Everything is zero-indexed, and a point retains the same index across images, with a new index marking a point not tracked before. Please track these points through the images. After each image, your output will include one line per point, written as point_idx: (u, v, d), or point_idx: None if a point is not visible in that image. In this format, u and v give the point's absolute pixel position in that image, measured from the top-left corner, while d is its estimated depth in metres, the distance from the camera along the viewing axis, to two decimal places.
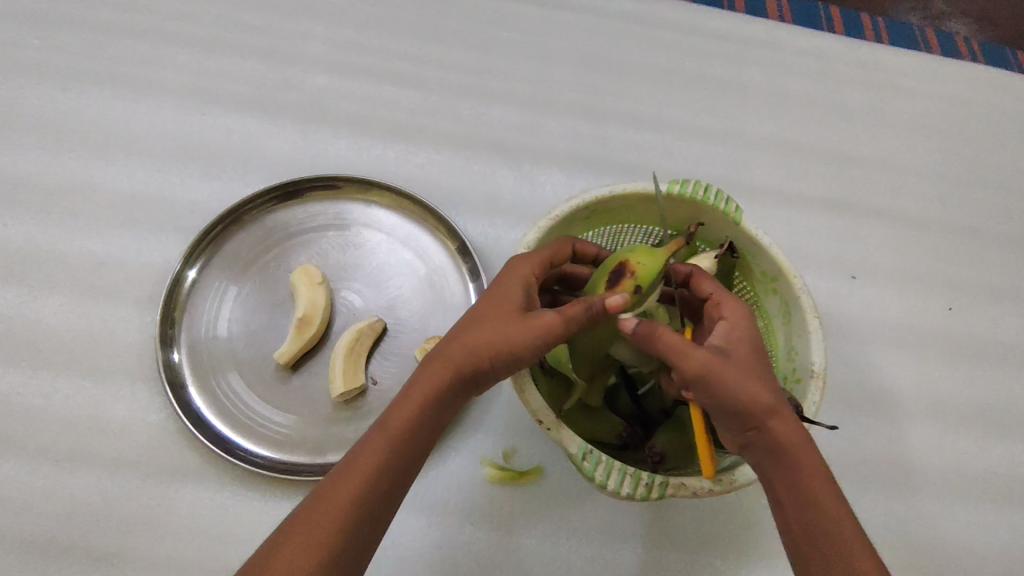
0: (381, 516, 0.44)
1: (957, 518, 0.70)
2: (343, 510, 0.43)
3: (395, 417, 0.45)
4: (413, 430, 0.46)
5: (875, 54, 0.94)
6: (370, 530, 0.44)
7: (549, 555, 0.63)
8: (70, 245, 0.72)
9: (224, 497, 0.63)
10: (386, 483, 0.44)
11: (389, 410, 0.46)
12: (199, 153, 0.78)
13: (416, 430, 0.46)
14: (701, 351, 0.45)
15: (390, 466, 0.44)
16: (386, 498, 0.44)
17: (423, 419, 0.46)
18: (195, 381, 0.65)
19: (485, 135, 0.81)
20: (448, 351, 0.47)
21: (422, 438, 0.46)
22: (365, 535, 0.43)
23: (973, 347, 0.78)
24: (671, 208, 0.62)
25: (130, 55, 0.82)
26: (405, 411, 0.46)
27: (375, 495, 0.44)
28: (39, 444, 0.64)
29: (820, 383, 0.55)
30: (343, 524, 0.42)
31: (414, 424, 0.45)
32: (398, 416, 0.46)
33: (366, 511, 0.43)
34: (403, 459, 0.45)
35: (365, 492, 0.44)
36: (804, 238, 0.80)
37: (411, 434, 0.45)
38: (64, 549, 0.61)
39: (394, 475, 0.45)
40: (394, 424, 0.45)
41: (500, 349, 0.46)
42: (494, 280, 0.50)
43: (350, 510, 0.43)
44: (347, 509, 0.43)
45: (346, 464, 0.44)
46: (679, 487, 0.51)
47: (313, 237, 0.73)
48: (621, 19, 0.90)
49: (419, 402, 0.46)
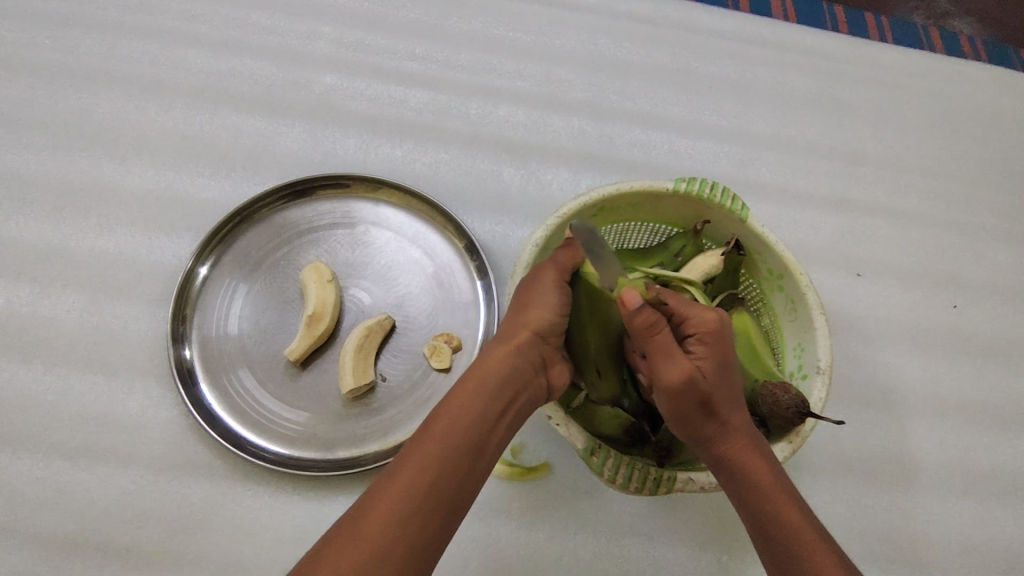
0: (437, 521, 0.43)
1: (961, 514, 0.70)
2: (394, 511, 0.42)
3: (441, 418, 0.47)
4: (461, 428, 0.46)
5: (879, 53, 0.94)
6: (427, 535, 0.42)
7: (557, 549, 0.64)
8: (82, 243, 0.73)
9: (235, 492, 0.64)
10: (437, 484, 0.44)
11: (432, 413, 0.48)
12: (208, 152, 0.78)
13: (466, 426, 0.47)
14: (684, 359, 0.47)
15: (441, 465, 0.44)
16: (441, 500, 0.44)
17: (471, 413, 0.47)
18: (207, 378, 0.66)
19: (491, 133, 0.82)
20: (492, 348, 0.51)
21: (476, 435, 0.47)
22: (425, 541, 0.42)
23: (978, 345, 0.79)
24: (678, 205, 0.63)
25: (139, 55, 0.83)
26: (453, 407, 0.47)
27: (429, 496, 0.43)
28: (53, 440, 0.65)
29: (826, 379, 0.56)
30: (396, 526, 0.42)
31: (464, 414, 0.47)
32: (443, 415, 0.47)
33: (419, 513, 0.43)
34: (456, 452, 0.45)
35: (416, 493, 0.43)
36: (809, 236, 0.81)
37: (462, 425, 0.46)
38: (78, 543, 0.61)
39: (444, 475, 0.44)
40: (440, 425, 0.46)
41: (539, 309, 0.52)
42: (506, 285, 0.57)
43: (399, 516, 0.42)
44: (398, 511, 0.42)
45: (391, 475, 0.44)
46: (688, 482, 0.52)
47: (322, 236, 0.73)
48: (627, 19, 0.91)
49: (467, 398, 0.48)
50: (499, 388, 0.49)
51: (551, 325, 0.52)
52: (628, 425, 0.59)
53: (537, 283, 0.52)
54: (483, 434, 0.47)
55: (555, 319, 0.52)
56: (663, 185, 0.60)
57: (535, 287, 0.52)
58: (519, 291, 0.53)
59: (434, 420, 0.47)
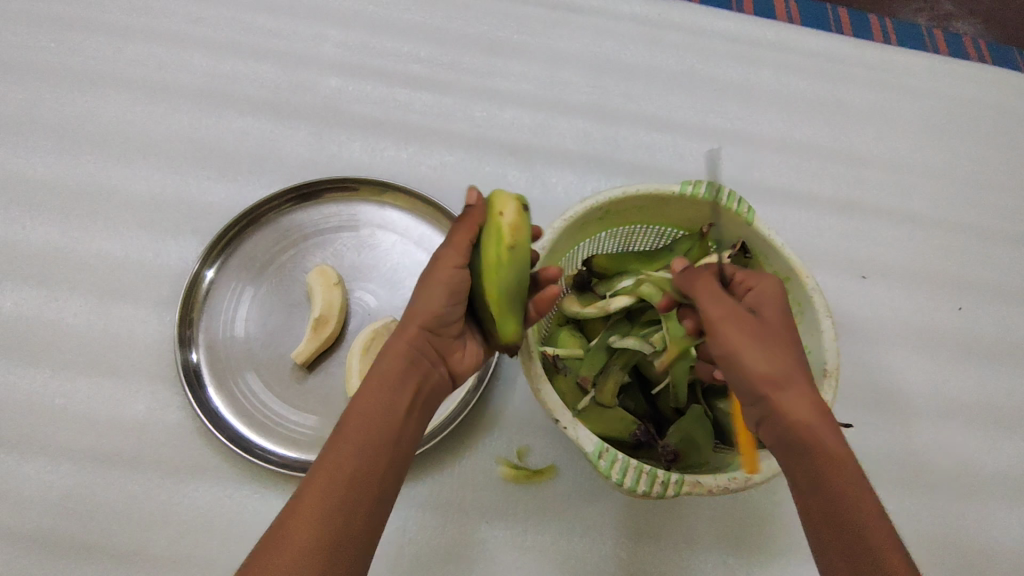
0: (365, 511, 0.43)
1: (968, 517, 0.70)
2: (314, 523, 0.41)
3: (349, 416, 0.47)
4: (367, 424, 0.46)
5: (883, 55, 0.94)
6: (352, 529, 0.42)
7: (564, 551, 0.64)
8: (89, 246, 0.73)
9: (243, 495, 0.64)
10: (355, 476, 0.44)
11: (338, 423, 0.47)
12: (215, 155, 0.79)
13: (371, 421, 0.47)
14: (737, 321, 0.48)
15: (353, 457, 0.45)
16: (365, 491, 0.44)
17: (375, 410, 0.47)
18: (214, 381, 0.66)
19: (496, 136, 0.82)
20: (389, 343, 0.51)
21: (380, 428, 0.46)
22: (354, 533, 0.42)
23: (983, 347, 0.79)
24: (684, 208, 0.62)
25: (146, 58, 0.83)
26: (358, 409, 0.47)
27: (347, 494, 0.43)
28: (61, 443, 0.65)
29: (833, 382, 0.56)
30: (317, 528, 0.41)
31: (368, 408, 0.47)
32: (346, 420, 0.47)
33: (345, 503, 0.43)
34: (365, 443, 0.46)
35: (338, 488, 0.43)
36: (814, 238, 0.81)
37: (365, 421, 0.47)
38: (87, 547, 0.61)
39: (361, 465, 0.44)
40: (346, 423, 0.46)
41: (428, 305, 0.51)
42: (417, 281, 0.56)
43: (317, 519, 0.42)
44: (319, 512, 0.42)
45: (307, 481, 0.44)
46: (695, 484, 0.52)
47: (328, 239, 0.74)
48: (631, 21, 0.91)
49: (371, 393, 0.48)
50: (400, 384, 0.49)
51: (443, 317, 0.51)
52: (633, 428, 0.59)
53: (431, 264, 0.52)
54: (391, 423, 0.47)
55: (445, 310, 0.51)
56: (669, 188, 0.60)
57: (429, 278, 0.51)
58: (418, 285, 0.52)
59: (341, 421, 0.47)
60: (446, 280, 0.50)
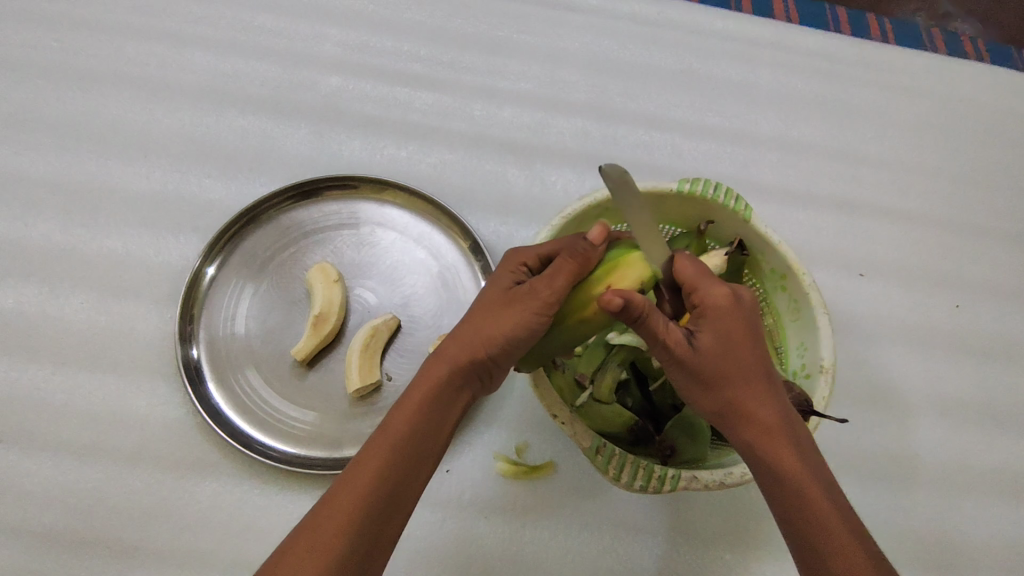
0: (394, 525, 0.46)
1: (964, 514, 0.71)
2: (346, 532, 0.43)
3: (393, 421, 0.47)
4: (412, 437, 0.47)
5: (881, 54, 0.94)
6: (379, 541, 0.45)
7: (562, 547, 0.64)
8: (90, 244, 0.74)
9: (243, 491, 0.64)
10: (394, 489, 0.45)
11: (382, 424, 0.48)
12: (215, 153, 0.79)
13: (417, 436, 0.47)
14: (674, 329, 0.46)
15: (394, 470, 0.46)
16: (398, 506, 0.46)
17: (426, 422, 0.48)
18: (214, 377, 0.67)
19: (495, 135, 0.82)
20: (448, 353, 0.50)
21: (424, 446, 0.48)
22: (377, 545, 0.44)
23: (980, 345, 0.79)
24: (681, 206, 0.63)
25: (146, 57, 0.84)
26: (407, 418, 0.47)
27: (387, 503, 0.45)
28: (63, 438, 0.65)
29: (829, 378, 0.56)
30: (355, 530, 0.43)
31: (416, 423, 0.48)
32: (392, 425, 0.47)
33: (376, 514, 0.44)
34: (409, 457, 0.47)
35: (374, 500, 0.45)
36: (812, 237, 0.81)
37: (411, 436, 0.47)
38: (88, 541, 0.62)
39: (399, 479, 0.46)
40: (393, 431, 0.47)
41: (497, 334, 0.49)
42: (495, 278, 0.53)
43: (355, 525, 0.43)
44: (352, 521, 0.44)
45: (344, 484, 0.45)
46: (692, 479, 0.52)
47: (329, 237, 0.74)
48: (630, 20, 0.91)
49: (420, 408, 0.48)
50: (449, 403, 0.50)
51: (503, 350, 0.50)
52: (632, 423, 0.59)
53: (527, 300, 0.50)
54: (434, 441, 0.48)
55: (510, 344, 0.50)
56: (667, 186, 0.61)
57: (514, 304, 0.50)
58: (503, 305, 0.50)
59: (387, 426, 0.47)
60: (524, 319, 0.50)
